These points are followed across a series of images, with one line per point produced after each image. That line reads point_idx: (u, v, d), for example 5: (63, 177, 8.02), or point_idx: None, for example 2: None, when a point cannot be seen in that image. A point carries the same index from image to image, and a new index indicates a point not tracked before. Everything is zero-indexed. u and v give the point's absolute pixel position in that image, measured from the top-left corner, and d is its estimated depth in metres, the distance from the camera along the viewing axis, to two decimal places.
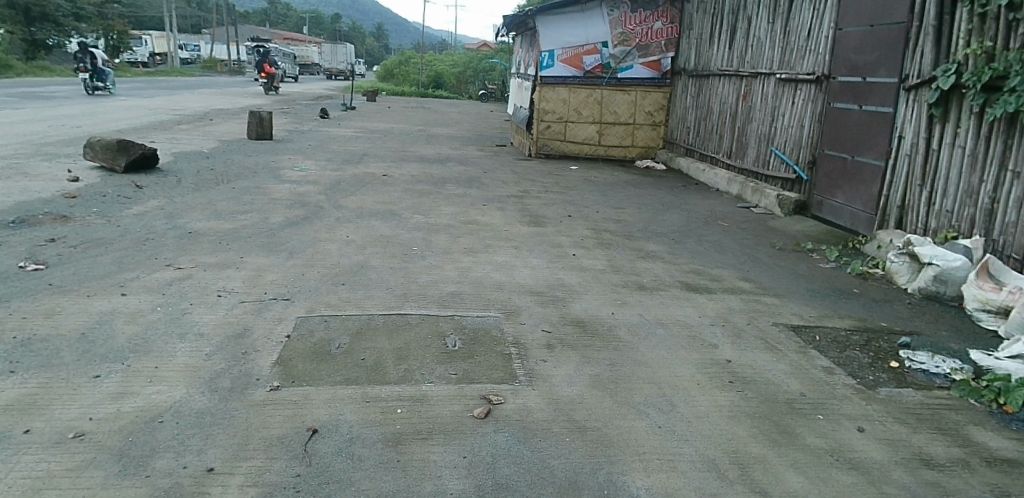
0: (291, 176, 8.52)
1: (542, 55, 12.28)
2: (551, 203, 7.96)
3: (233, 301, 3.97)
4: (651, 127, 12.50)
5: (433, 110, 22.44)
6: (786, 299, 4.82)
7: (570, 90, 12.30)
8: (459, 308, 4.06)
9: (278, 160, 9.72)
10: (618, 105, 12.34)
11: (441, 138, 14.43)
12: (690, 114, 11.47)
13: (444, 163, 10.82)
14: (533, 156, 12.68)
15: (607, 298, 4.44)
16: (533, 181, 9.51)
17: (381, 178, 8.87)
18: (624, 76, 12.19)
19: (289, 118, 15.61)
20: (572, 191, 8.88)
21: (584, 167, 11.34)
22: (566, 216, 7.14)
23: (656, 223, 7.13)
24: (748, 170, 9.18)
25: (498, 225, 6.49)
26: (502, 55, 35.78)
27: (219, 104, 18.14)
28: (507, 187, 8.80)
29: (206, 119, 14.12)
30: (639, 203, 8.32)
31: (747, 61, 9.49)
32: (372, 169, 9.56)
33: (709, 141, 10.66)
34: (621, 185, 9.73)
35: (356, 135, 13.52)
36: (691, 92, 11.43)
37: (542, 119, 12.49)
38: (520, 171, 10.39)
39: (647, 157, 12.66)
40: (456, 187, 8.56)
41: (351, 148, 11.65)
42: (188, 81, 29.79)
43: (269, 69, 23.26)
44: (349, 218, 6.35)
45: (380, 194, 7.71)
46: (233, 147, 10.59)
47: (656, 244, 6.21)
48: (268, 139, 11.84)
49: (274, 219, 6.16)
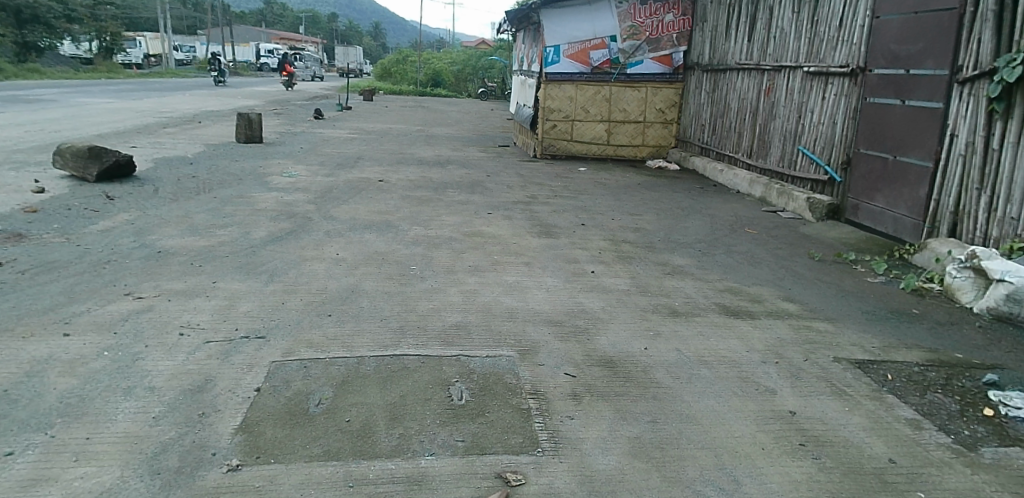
0: (279, 183, 7.92)
1: (547, 51, 11.57)
2: (562, 209, 7.35)
3: (197, 340, 3.35)
4: (662, 125, 11.88)
5: (433, 109, 21.79)
6: (840, 324, 4.19)
7: (577, 87, 11.64)
8: (466, 346, 3.44)
9: (267, 166, 9.11)
10: (628, 103, 11.71)
11: (442, 139, 13.81)
12: (704, 110, 10.85)
13: (445, 166, 10.20)
14: (538, 157, 12.02)
15: (638, 328, 3.82)
16: (540, 184, 8.89)
17: (377, 184, 8.25)
18: (634, 72, 11.56)
19: (282, 120, 15.01)
20: (584, 195, 8.26)
21: (594, 169, 10.71)
22: (580, 225, 6.53)
23: (679, 232, 6.52)
24: (772, 170, 8.55)
25: (505, 237, 5.88)
26: (502, 53, 34.99)
27: (211, 107, 17.53)
28: (513, 192, 8.19)
29: (195, 122, 13.54)
30: (656, 208, 7.69)
31: (769, 54, 8.87)
32: (367, 174, 8.94)
33: (727, 140, 10.04)
34: (635, 187, 9.10)
35: (352, 137, 12.91)
36: (706, 88, 10.82)
37: (548, 118, 11.82)
38: (525, 174, 9.77)
39: (658, 157, 12.05)
40: (458, 193, 7.94)
41: (346, 151, 11.05)
42: (181, 82, 29.12)
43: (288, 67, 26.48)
44: (341, 232, 5.75)
45: (376, 202, 7.10)
46: (220, 153, 9.99)
47: (682, 256, 5.59)
48: (259, 143, 11.25)
49: (257, 234, 5.56)
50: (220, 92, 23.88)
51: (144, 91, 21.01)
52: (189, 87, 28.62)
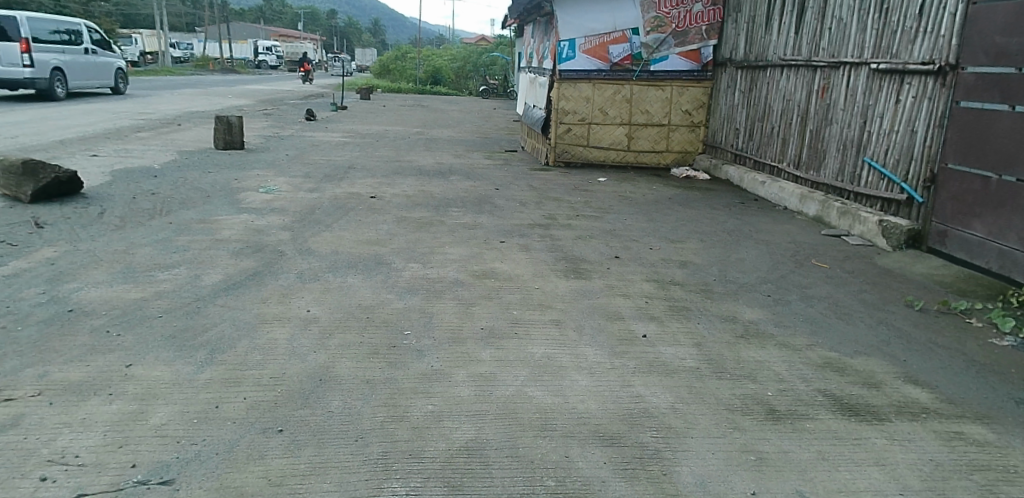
0: (252, 201, 6.75)
1: (561, 45, 10.30)
2: (587, 234, 6.16)
3: (65, 491, 2.17)
4: (689, 128, 10.68)
5: (433, 109, 20.53)
6: (1000, 428, 3.01)
7: (594, 86, 10.38)
8: (484, 493, 2.26)
9: (242, 179, 7.94)
10: (651, 103, 10.48)
11: (443, 143, 12.63)
12: (739, 112, 9.65)
13: (446, 176, 9.02)
14: (550, 165, 10.74)
15: (730, 445, 2.63)
16: (558, 200, 7.68)
17: (368, 202, 7.07)
18: (658, 69, 10.35)
19: (271, 122, 13.83)
20: (610, 213, 7.08)
21: (615, 178, 9.53)
22: (613, 259, 5.33)
23: (734, 266, 5.34)
24: (827, 184, 7.36)
25: (524, 278, 4.68)
26: (505, 50, 33.77)
27: (197, 107, 16.33)
28: (528, 211, 7.01)
29: (173, 124, 12.39)
30: (699, 231, 6.50)
31: (823, 48, 7.65)
32: (357, 189, 7.75)
33: (767, 147, 8.85)
34: (666, 203, 7.89)
35: (343, 142, 11.72)
36: (741, 87, 9.61)
37: (561, 120, 10.54)
38: (538, 186, 8.57)
39: (683, 164, 10.84)
40: (462, 213, 6.75)
41: (336, 158, 9.88)
42: (171, 80, 27.85)
43: (307, 65, 30.56)
44: (317, 273, 4.57)
45: (366, 228, 5.91)
46: (192, 162, 8.81)
47: (751, 307, 4.40)
48: (239, 149, 10.09)
49: (210, 277, 4.38)
50: (210, 91, 22.64)
51: (144, 89, 20.63)
52: (181, 90, 27.38)
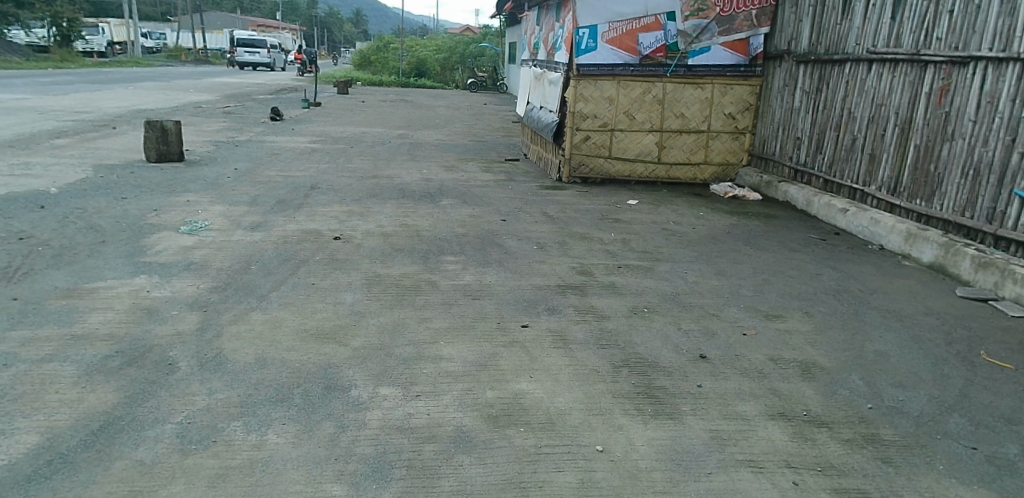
0: (162, 250, 4.84)
1: (579, 34, 8.32)
2: (643, 304, 4.28)
3: None
4: (731, 135, 8.86)
5: (417, 105, 18.55)
6: None
7: (618, 83, 8.46)
8: None
9: (164, 210, 6.02)
10: (687, 105, 8.63)
11: (431, 150, 10.69)
12: (803, 118, 7.85)
13: (436, 200, 7.11)
14: (563, 181, 8.77)
15: None
16: (585, 240, 5.81)
17: (329, 247, 5.19)
18: (697, 63, 8.52)
19: (229, 124, 11.82)
20: (660, 263, 5.22)
21: (648, 200, 7.66)
22: (699, 362, 3.46)
23: (885, 376, 3.49)
24: (950, 221, 5.55)
25: (572, 421, 2.79)
26: (492, 42, 31.93)
27: (252, 83, 23.08)
28: (550, 259, 5.14)
29: (107, 128, 10.37)
30: (794, 295, 4.65)
31: (937, 38, 5.81)
32: (317, 224, 5.86)
33: (846, 164, 7.03)
34: (726, 241, 6.04)
35: (311, 150, 9.76)
36: (807, 86, 7.80)
37: (578, 126, 8.56)
38: (555, 215, 6.69)
39: (724, 179, 9.01)
40: (460, 265, 4.87)
41: (297, 174, 7.95)
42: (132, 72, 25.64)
43: (298, 57, 29.09)
44: (218, 420, 2.66)
45: (318, 301, 4.02)
46: (107, 183, 6.92)
47: (972, 494, 2.54)
48: (175, 160, 8.28)
49: (16, 443, 2.45)
50: (170, 85, 20.60)
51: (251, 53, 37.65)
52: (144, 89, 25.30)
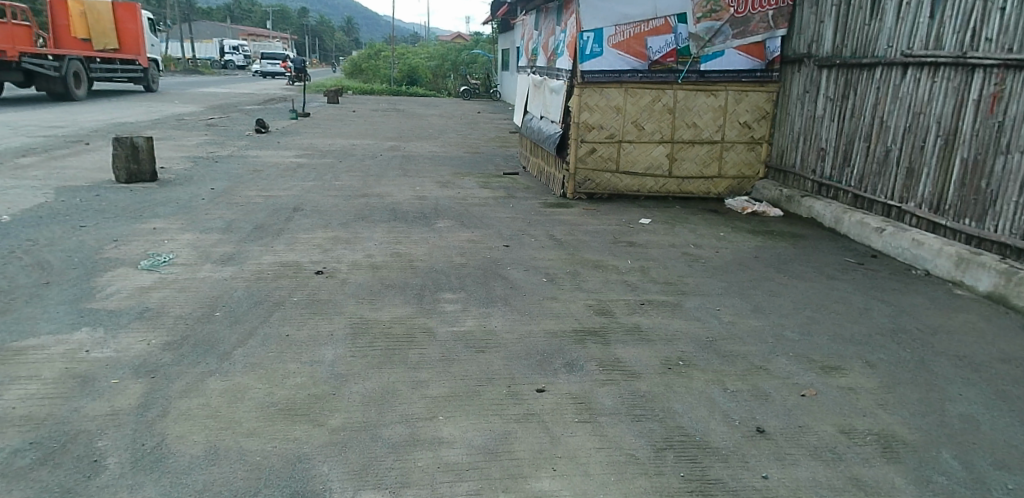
0: (115, 292, 4.18)
1: (584, 38, 7.66)
2: (677, 355, 3.64)
3: None
4: (747, 146, 8.24)
5: (409, 114, 17.94)
6: None
7: (625, 91, 7.84)
8: None
9: (126, 240, 5.36)
10: (700, 114, 8.02)
11: (425, 163, 10.04)
12: (827, 127, 7.23)
13: (430, 222, 6.47)
14: (567, 197, 8.13)
15: None
16: (599, 270, 5.17)
17: (309, 284, 4.53)
18: (710, 68, 7.90)
19: (210, 137, 11.15)
20: (686, 299, 4.58)
21: (661, 219, 7.03)
22: (757, 440, 2.82)
23: (982, 455, 2.85)
24: (1008, 245, 4.94)
25: None
26: (485, 49, 31.45)
27: (238, 92, 22.49)
28: (562, 296, 4.49)
29: (78, 144, 9.70)
30: (847, 340, 4.01)
31: (987, 39, 5.21)
32: (297, 255, 5.22)
33: (878, 178, 6.41)
34: (755, 268, 5.40)
35: (296, 166, 9.11)
36: (831, 93, 7.18)
37: (583, 138, 7.92)
38: (563, 238, 6.05)
39: (739, 193, 8.39)
40: (459, 306, 4.22)
41: (279, 194, 7.30)
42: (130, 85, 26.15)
43: (288, 66, 28.52)
44: None
45: (292, 359, 3.37)
46: (66, 208, 6.25)
47: None
48: (148, 180, 7.62)
49: None
50: (153, 96, 19.92)
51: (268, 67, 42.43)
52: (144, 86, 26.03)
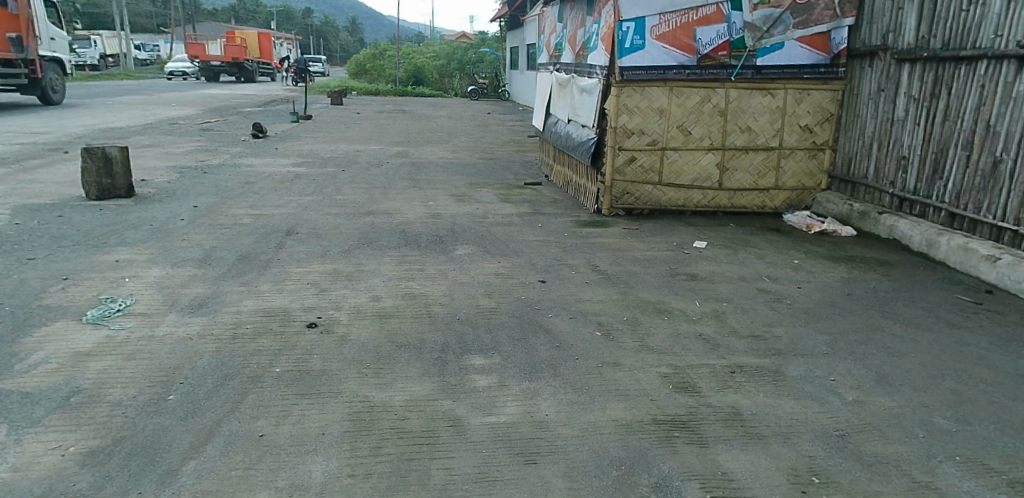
0: (40, 363, 3.18)
1: (622, 29, 6.65)
2: (804, 463, 2.61)
3: None
4: (808, 152, 7.17)
5: (417, 116, 16.89)
6: None
7: (670, 90, 6.80)
8: None
9: (77, 278, 4.37)
10: (755, 116, 6.96)
11: (438, 171, 9.03)
12: (909, 132, 6.14)
13: (448, 248, 5.46)
14: (602, 213, 7.09)
15: None
16: (663, 316, 4.14)
17: (299, 345, 3.53)
18: (768, 63, 6.84)
19: (202, 144, 10.18)
20: (785, 364, 3.54)
21: (719, 241, 5.99)
22: None
23: None
24: None
25: None
26: (493, 47, 30.34)
27: (239, 94, 21.53)
28: (625, 360, 3.47)
29: (54, 154, 8.75)
30: (1022, 430, 2.97)
31: None
32: (287, 297, 4.22)
33: (984, 193, 5.34)
34: (853, 312, 4.35)
35: (295, 176, 8.12)
36: (913, 91, 6.06)
37: (621, 145, 6.89)
38: (609, 269, 5.02)
39: (798, 206, 7.32)
40: (494, 379, 3.22)
41: (272, 213, 6.31)
42: (169, 82, 27.32)
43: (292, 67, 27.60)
44: None
45: (262, 480, 2.36)
46: (17, 235, 5.28)
47: None
48: (122, 198, 6.63)
49: None
50: (150, 99, 18.95)
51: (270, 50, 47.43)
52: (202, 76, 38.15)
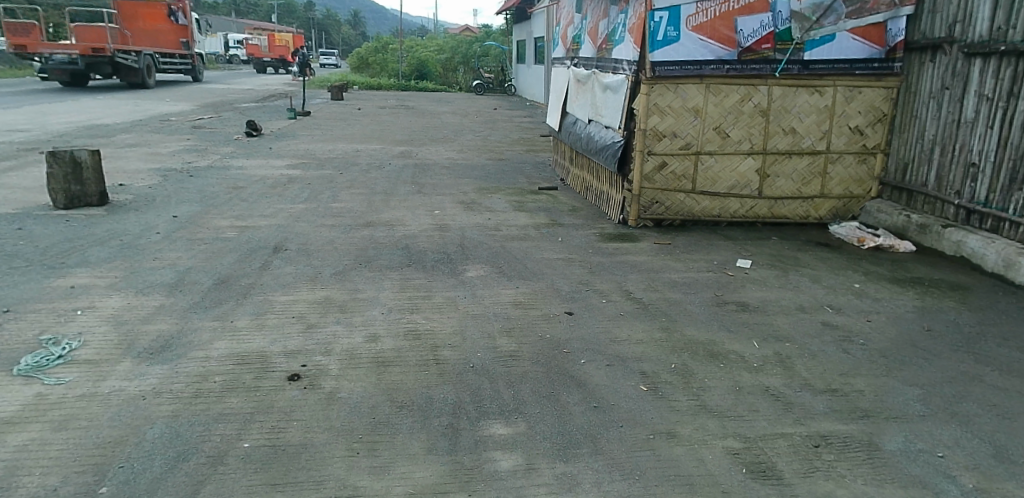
0: None
1: (655, 19, 5.94)
2: None
3: None
4: (857, 156, 6.44)
5: (420, 112, 16.16)
6: None
7: (705, 87, 6.08)
8: None
9: (21, 310, 3.71)
10: (800, 117, 6.24)
11: (444, 174, 8.32)
12: (979, 135, 5.40)
13: (457, 268, 4.77)
14: (629, 225, 6.39)
15: None
16: (717, 361, 3.45)
17: (276, 405, 2.86)
18: (817, 58, 6.11)
19: (192, 143, 9.49)
20: (878, 434, 2.84)
21: (764, 259, 5.29)
22: None
23: None
24: None
25: None
26: (497, 39, 29.58)
27: (237, 88, 20.81)
28: (682, 429, 2.79)
29: (29, 154, 8.07)
30: None
31: None
32: (268, 335, 3.55)
33: None
34: (941, 355, 3.65)
35: (288, 179, 7.44)
36: (985, 89, 5.32)
37: (650, 149, 6.18)
38: (645, 297, 4.33)
39: (845, 217, 6.60)
40: (520, 458, 2.54)
41: (258, 223, 5.64)
42: (167, 76, 26.63)
43: None
44: None
45: None
46: None
47: None
48: (93, 206, 5.96)
49: None
50: (144, 93, 18.25)
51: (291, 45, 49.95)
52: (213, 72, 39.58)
